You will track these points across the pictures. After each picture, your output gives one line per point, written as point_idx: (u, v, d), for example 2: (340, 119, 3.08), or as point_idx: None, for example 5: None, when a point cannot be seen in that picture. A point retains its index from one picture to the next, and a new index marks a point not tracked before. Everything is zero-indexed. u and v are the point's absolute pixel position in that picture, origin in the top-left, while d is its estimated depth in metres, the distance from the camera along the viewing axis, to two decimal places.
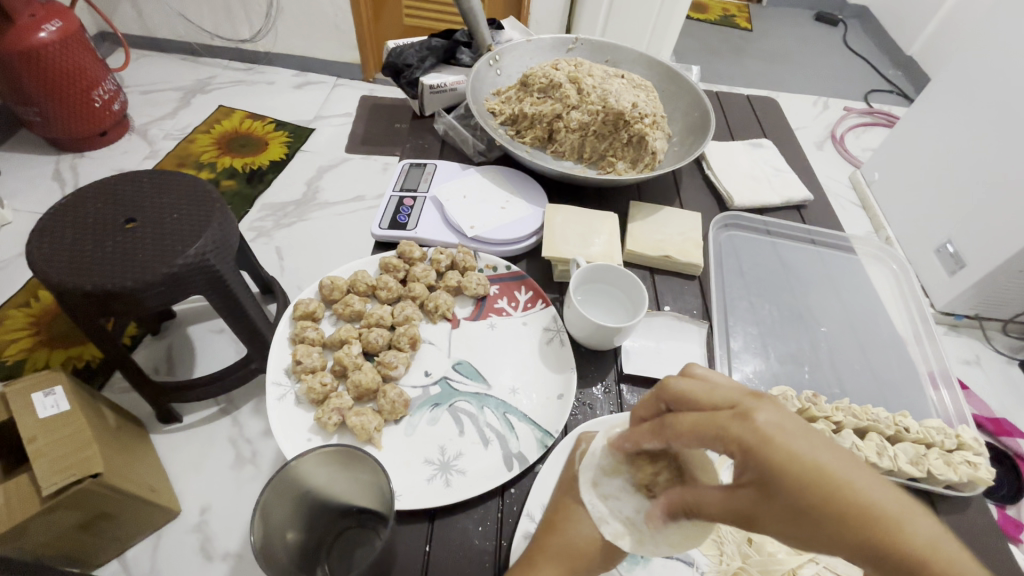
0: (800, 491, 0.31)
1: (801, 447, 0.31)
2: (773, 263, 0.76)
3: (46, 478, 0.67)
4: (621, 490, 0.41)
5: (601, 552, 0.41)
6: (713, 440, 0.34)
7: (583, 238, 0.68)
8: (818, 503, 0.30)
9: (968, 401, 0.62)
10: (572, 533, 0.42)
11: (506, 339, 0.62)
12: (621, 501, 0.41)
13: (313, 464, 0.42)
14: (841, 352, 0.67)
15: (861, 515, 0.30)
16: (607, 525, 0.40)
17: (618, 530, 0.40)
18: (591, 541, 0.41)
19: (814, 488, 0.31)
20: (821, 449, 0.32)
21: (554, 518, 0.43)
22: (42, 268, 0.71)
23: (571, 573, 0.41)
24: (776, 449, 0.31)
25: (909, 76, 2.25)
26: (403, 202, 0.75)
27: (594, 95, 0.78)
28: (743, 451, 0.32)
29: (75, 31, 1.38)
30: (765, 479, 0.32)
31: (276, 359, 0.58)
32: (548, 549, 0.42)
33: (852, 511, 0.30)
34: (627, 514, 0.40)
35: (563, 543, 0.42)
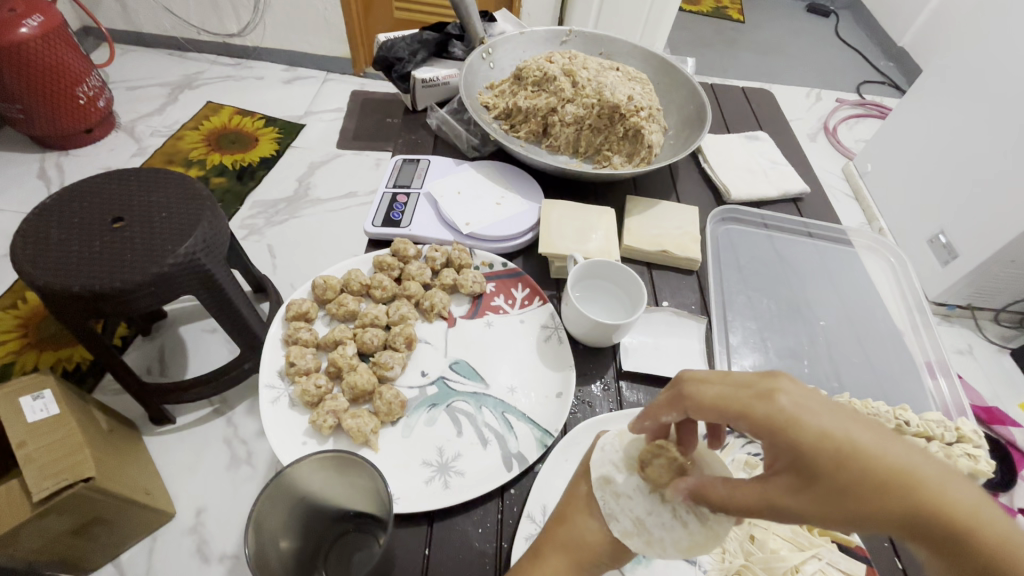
0: (833, 467, 0.30)
1: (829, 421, 0.31)
2: (770, 256, 0.75)
3: (36, 484, 0.65)
4: (637, 491, 0.40)
5: (607, 549, 0.41)
6: (737, 420, 0.33)
7: (579, 233, 0.67)
8: (853, 477, 0.30)
9: (964, 390, 0.62)
10: (576, 527, 0.42)
11: (503, 338, 0.61)
12: (633, 501, 0.40)
13: (309, 469, 0.40)
14: (839, 345, 0.66)
15: (895, 486, 0.30)
16: (616, 522, 0.40)
17: (626, 528, 0.39)
18: (598, 536, 0.41)
19: (847, 462, 0.30)
20: (847, 421, 0.31)
21: (561, 515, 0.43)
22: (28, 270, 0.69)
23: (577, 566, 0.40)
24: (802, 426, 0.31)
25: (901, 67, 2.25)
26: (397, 199, 0.74)
27: (589, 88, 0.77)
28: (770, 430, 0.31)
29: (58, 26, 1.35)
30: (795, 458, 0.31)
31: (269, 361, 0.57)
32: (555, 540, 0.42)
33: (886, 483, 0.30)
34: (638, 514, 0.39)
35: (568, 536, 0.41)
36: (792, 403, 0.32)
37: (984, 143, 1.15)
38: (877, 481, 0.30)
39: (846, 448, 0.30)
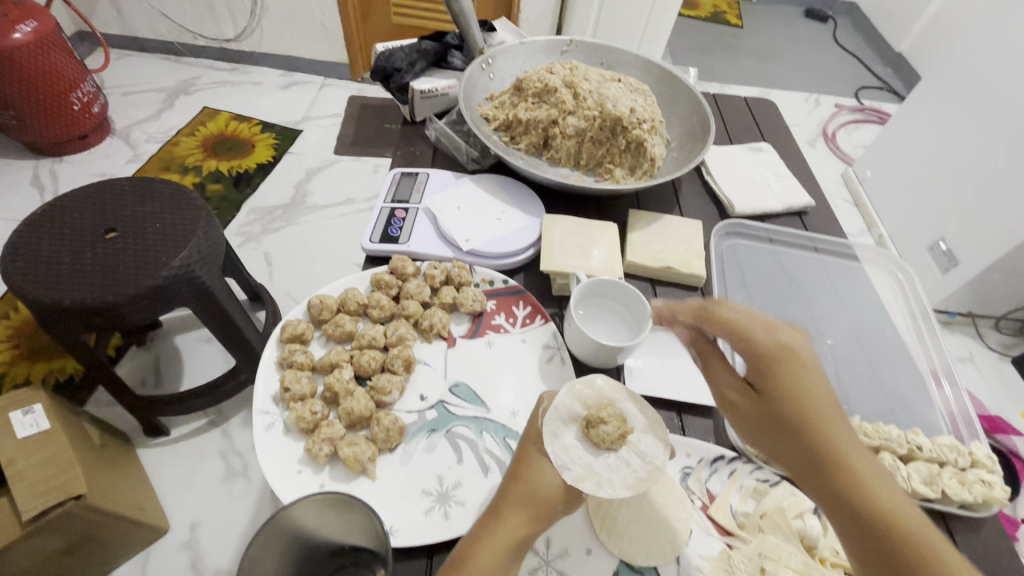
0: (791, 407, 0.40)
1: (807, 372, 0.41)
2: (776, 273, 0.74)
3: (25, 503, 0.64)
4: (585, 448, 0.46)
5: (562, 499, 0.44)
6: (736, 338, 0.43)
7: (581, 249, 0.66)
8: (806, 430, 0.40)
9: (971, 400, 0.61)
10: (536, 485, 0.44)
11: (505, 359, 0.59)
12: (584, 453, 0.45)
13: (306, 510, 0.39)
14: (848, 365, 0.65)
15: (835, 456, 0.39)
16: (570, 472, 0.44)
17: (580, 477, 0.44)
18: (552, 488, 0.44)
19: (805, 408, 0.40)
20: (822, 387, 0.41)
21: (516, 473, 0.45)
22: (18, 284, 0.67)
23: (535, 518, 0.43)
24: (789, 365, 0.41)
25: (899, 73, 2.24)
26: (395, 213, 0.72)
27: (591, 100, 0.76)
28: (762, 358, 0.42)
29: (51, 31, 1.33)
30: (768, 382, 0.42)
31: (264, 385, 0.55)
32: (512, 499, 0.44)
33: (831, 449, 0.39)
34: (587, 460, 0.45)
35: (527, 491, 0.44)
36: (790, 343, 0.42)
37: (983, 151, 1.14)
38: (823, 442, 0.39)
39: (809, 403, 0.40)
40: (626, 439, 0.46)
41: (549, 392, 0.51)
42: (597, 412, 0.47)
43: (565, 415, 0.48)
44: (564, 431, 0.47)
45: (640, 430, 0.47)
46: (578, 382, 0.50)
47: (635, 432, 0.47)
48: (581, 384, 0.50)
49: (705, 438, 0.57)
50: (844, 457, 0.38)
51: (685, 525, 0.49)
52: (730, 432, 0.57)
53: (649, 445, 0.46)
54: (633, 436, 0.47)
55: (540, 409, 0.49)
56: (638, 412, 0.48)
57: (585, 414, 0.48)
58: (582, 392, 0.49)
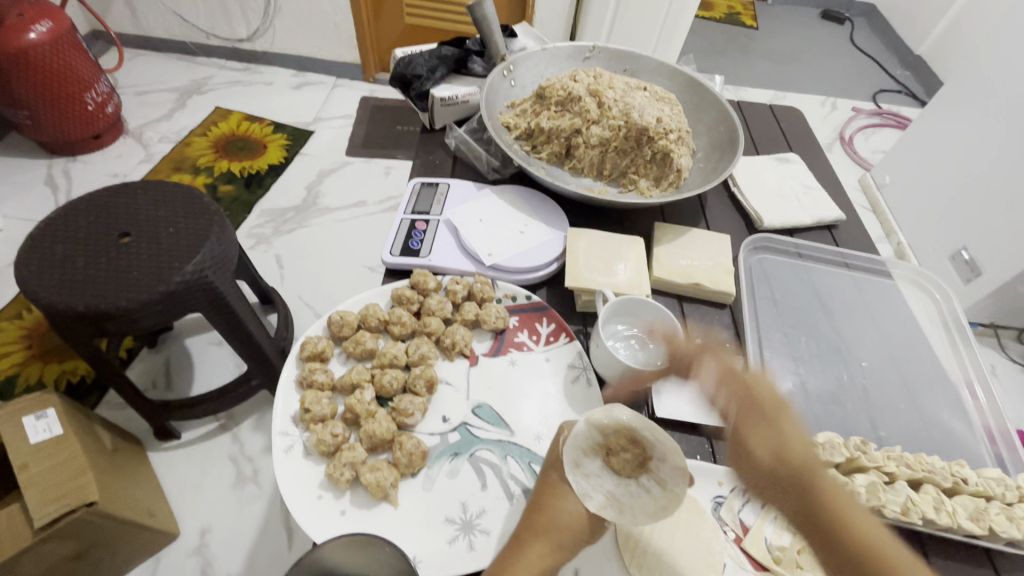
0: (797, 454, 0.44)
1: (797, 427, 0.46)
2: (807, 291, 0.72)
3: (38, 507, 0.62)
4: (605, 474, 0.43)
5: (586, 528, 0.42)
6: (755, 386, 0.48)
7: (607, 264, 0.64)
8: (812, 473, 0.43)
9: (1011, 418, 0.59)
10: (559, 514, 0.42)
11: (529, 378, 0.57)
12: (604, 478, 0.43)
13: (334, 550, 0.38)
14: (883, 388, 0.62)
15: (833, 500, 0.42)
16: (591, 499, 0.42)
17: (602, 504, 0.42)
18: (575, 516, 0.42)
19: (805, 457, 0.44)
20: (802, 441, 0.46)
21: (537, 504, 0.43)
22: (31, 289, 0.66)
23: (557, 550, 0.41)
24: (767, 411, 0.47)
25: (919, 76, 2.20)
26: (415, 226, 0.71)
27: (616, 109, 0.74)
28: (768, 414, 0.46)
29: (67, 31, 1.32)
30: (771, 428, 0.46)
31: (283, 405, 0.54)
32: (534, 528, 0.42)
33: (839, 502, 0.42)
34: (609, 488, 0.42)
35: (550, 521, 0.42)
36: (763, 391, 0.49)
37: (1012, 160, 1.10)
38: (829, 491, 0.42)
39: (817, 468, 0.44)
40: (647, 466, 0.43)
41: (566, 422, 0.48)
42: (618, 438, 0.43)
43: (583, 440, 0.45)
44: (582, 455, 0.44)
45: (661, 457, 0.44)
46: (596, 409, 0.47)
47: (655, 461, 0.43)
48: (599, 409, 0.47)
49: None
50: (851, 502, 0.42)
51: (719, 558, 0.47)
52: None
53: (671, 472, 0.43)
54: (655, 464, 0.43)
55: (559, 438, 0.47)
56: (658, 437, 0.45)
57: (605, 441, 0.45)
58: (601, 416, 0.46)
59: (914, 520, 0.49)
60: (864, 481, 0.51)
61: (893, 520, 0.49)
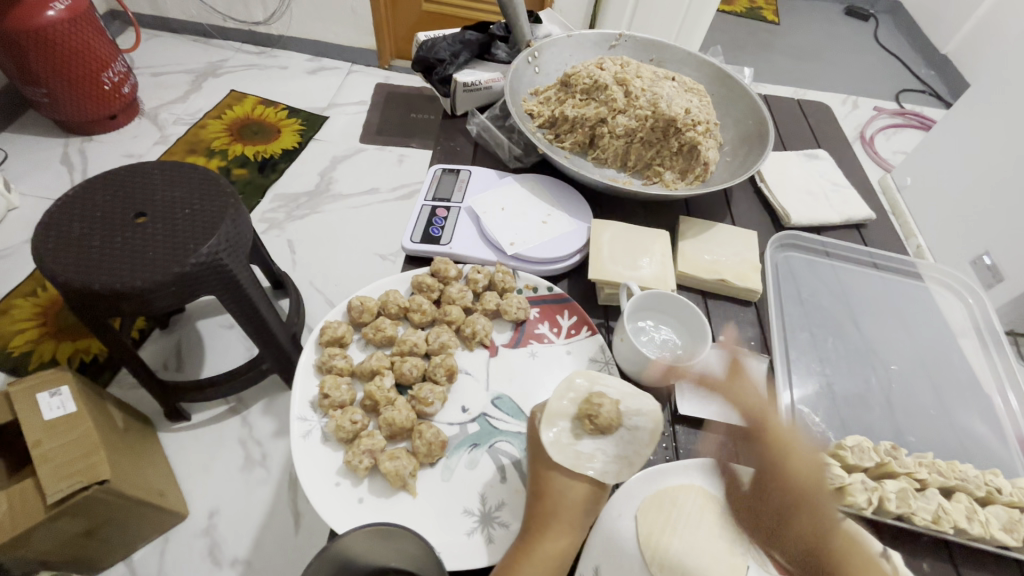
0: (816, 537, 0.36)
1: (806, 456, 0.40)
2: (834, 292, 0.70)
3: (50, 485, 0.62)
4: (597, 440, 0.43)
5: (589, 499, 0.43)
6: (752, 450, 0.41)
7: (631, 258, 0.62)
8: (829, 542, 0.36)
9: None
10: (559, 493, 0.43)
11: (550, 372, 0.56)
12: (594, 447, 0.43)
13: (357, 537, 0.37)
14: (912, 394, 0.61)
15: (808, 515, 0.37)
16: (590, 466, 0.42)
17: (607, 466, 0.42)
18: (576, 492, 0.43)
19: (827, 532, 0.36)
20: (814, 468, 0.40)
21: (539, 489, 0.44)
22: (48, 265, 0.66)
23: (569, 528, 0.42)
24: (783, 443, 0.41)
25: (944, 77, 2.14)
26: (436, 213, 0.70)
27: (644, 99, 0.72)
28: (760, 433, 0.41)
29: (85, 10, 1.31)
30: (754, 441, 0.41)
31: (302, 390, 0.53)
32: (542, 516, 0.43)
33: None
34: (612, 453, 0.43)
35: (554, 505, 0.43)
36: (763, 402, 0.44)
37: None
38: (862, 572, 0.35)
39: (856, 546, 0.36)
40: (621, 411, 0.43)
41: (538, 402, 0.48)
42: (588, 402, 0.43)
43: (555, 412, 0.45)
44: (562, 418, 0.44)
45: (627, 396, 0.44)
46: (558, 385, 0.45)
47: (626, 405, 0.43)
48: (560, 382, 0.45)
49: None
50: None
51: None
52: None
53: (642, 402, 0.43)
54: (625, 405, 0.43)
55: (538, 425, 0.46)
56: (618, 380, 0.45)
57: (576, 410, 0.44)
58: (565, 388, 0.45)
59: (945, 529, 0.47)
60: (896, 487, 0.49)
61: (923, 528, 0.48)
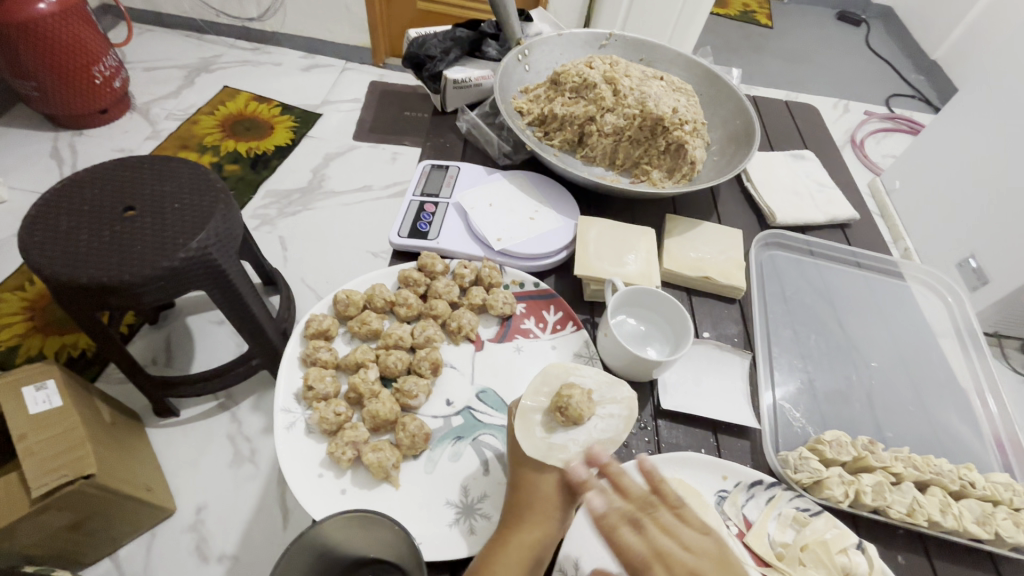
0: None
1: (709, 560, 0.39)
2: (818, 291, 0.71)
3: (35, 479, 0.62)
4: (569, 431, 0.44)
5: (566, 493, 0.43)
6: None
7: (617, 254, 0.63)
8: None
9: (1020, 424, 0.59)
10: (533, 486, 0.43)
11: (535, 366, 0.57)
12: (567, 438, 0.44)
13: (334, 525, 0.37)
14: (892, 391, 0.62)
15: None
16: (561, 456, 0.43)
17: (578, 456, 0.43)
18: (550, 486, 0.43)
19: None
20: None
21: (515, 483, 0.44)
22: (35, 258, 0.65)
23: (545, 521, 0.42)
24: None
25: (933, 82, 2.16)
26: (424, 208, 0.70)
27: (632, 97, 0.72)
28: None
29: (75, 3, 1.31)
30: None
31: (286, 382, 0.53)
32: (519, 509, 0.43)
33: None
34: (583, 440, 0.43)
35: (527, 497, 0.43)
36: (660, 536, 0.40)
37: None
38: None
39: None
40: (594, 401, 0.45)
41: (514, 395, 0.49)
42: (559, 394, 0.44)
43: (528, 407, 0.46)
44: (535, 412, 0.45)
45: (600, 386, 0.46)
46: (534, 381, 0.46)
47: (599, 395, 0.45)
48: (534, 376, 0.46)
49: (742, 461, 0.54)
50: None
51: None
52: (769, 455, 0.53)
53: (616, 390, 0.46)
54: (598, 395, 0.45)
55: (512, 421, 0.46)
56: (591, 371, 0.47)
57: (548, 403, 0.45)
58: (539, 382, 0.46)
59: (919, 522, 0.48)
60: (871, 481, 0.50)
61: (898, 521, 0.49)
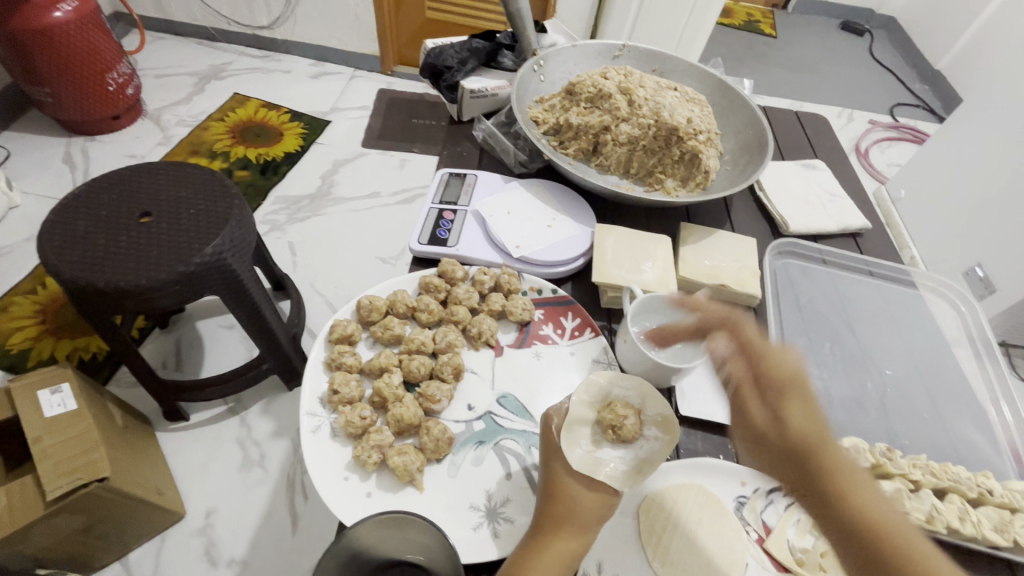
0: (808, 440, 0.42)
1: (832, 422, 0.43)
2: (830, 298, 0.71)
3: (50, 481, 0.63)
4: (616, 449, 0.43)
5: (602, 505, 0.43)
6: (768, 358, 0.45)
7: (634, 262, 0.64)
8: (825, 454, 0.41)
9: None
10: (565, 499, 0.42)
11: (554, 371, 0.58)
12: (614, 455, 0.43)
13: (369, 527, 0.38)
14: (906, 398, 0.62)
15: (845, 477, 0.40)
16: (604, 471, 0.42)
17: (624, 474, 0.42)
18: (584, 499, 0.42)
19: (818, 429, 0.42)
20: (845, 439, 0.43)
21: (545, 494, 0.44)
22: (53, 263, 0.66)
23: (577, 535, 0.42)
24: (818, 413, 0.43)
25: (937, 92, 2.18)
26: (443, 215, 0.71)
27: (647, 108, 0.73)
28: (797, 402, 0.43)
29: (91, 11, 1.33)
30: (781, 394, 0.44)
31: (312, 386, 0.54)
32: (549, 517, 0.42)
33: (844, 477, 0.40)
34: (630, 458, 0.43)
35: (559, 509, 0.42)
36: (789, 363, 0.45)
37: None
38: (854, 502, 0.39)
39: (834, 446, 0.41)
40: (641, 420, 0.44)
41: (555, 408, 0.48)
42: (613, 411, 0.43)
43: (575, 418, 0.45)
44: (582, 424, 0.44)
45: (646, 401, 0.45)
46: (576, 390, 0.46)
47: (645, 412, 0.44)
48: (578, 385, 0.46)
49: None
50: (861, 488, 0.40)
51: (742, 557, 0.46)
52: None
53: (660, 405, 0.44)
54: (645, 411, 0.44)
55: (555, 434, 0.46)
56: (635, 383, 0.46)
57: (596, 415, 0.45)
58: (584, 392, 0.46)
59: (939, 528, 0.49)
60: (891, 487, 0.51)
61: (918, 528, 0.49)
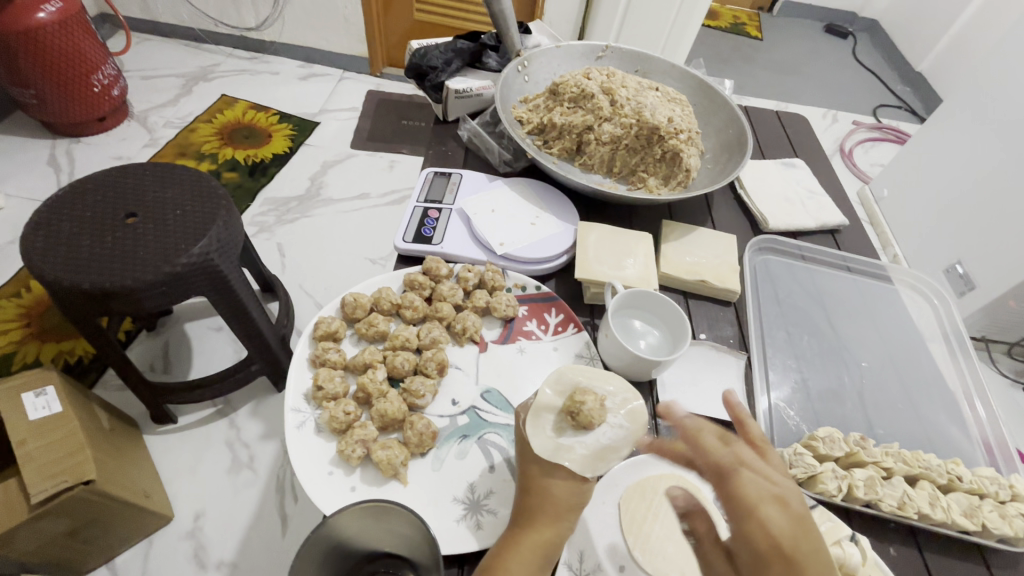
0: None
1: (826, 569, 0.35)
2: (809, 293, 0.73)
3: (34, 484, 0.63)
4: (579, 435, 0.43)
5: (583, 495, 0.43)
6: (740, 485, 0.39)
7: (616, 258, 0.65)
8: None
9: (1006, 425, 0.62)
10: (548, 492, 0.43)
11: (537, 366, 0.58)
12: (575, 440, 0.43)
13: (350, 517, 0.38)
14: (881, 390, 0.64)
15: None
16: (569, 456, 0.42)
17: (585, 459, 0.42)
18: (565, 491, 0.43)
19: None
20: None
21: (529, 487, 0.44)
22: (37, 265, 0.66)
23: (559, 525, 0.42)
24: (799, 558, 0.35)
25: (920, 93, 2.22)
26: (428, 213, 0.72)
27: (629, 107, 0.74)
28: (768, 546, 0.36)
29: (76, 13, 1.32)
30: (759, 558, 0.36)
31: (296, 383, 0.55)
32: (531, 511, 0.43)
33: None
34: (589, 444, 0.43)
35: (541, 500, 0.43)
36: (760, 493, 0.39)
37: None
38: None
39: None
40: (606, 409, 0.44)
41: (524, 402, 0.48)
42: (573, 398, 0.43)
43: (542, 405, 0.45)
44: (548, 410, 0.44)
45: (615, 394, 0.45)
46: (546, 379, 0.46)
47: (612, 402, 0.44)
48: (549, 376, 0.46)
49: None
50: None
51: None
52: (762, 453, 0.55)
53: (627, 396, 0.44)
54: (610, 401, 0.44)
55: (524, 421, 0.46)
56: (605, 376, 0.46)
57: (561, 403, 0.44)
58: (554, 381, 0.45)
59: (910, 514, 0.50)
60: (864, 475, 0.52)
61: (890, 514, 0.51)
